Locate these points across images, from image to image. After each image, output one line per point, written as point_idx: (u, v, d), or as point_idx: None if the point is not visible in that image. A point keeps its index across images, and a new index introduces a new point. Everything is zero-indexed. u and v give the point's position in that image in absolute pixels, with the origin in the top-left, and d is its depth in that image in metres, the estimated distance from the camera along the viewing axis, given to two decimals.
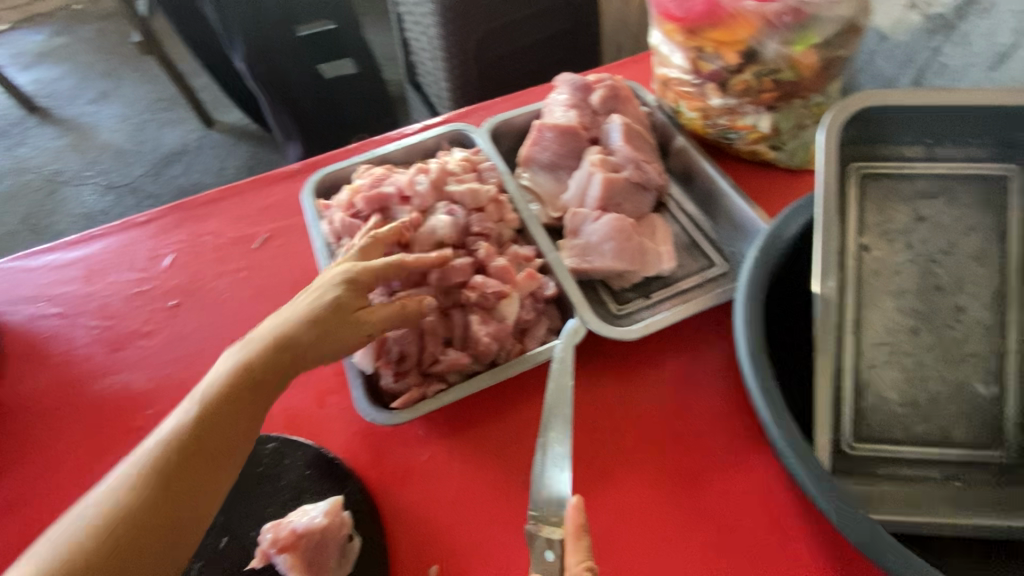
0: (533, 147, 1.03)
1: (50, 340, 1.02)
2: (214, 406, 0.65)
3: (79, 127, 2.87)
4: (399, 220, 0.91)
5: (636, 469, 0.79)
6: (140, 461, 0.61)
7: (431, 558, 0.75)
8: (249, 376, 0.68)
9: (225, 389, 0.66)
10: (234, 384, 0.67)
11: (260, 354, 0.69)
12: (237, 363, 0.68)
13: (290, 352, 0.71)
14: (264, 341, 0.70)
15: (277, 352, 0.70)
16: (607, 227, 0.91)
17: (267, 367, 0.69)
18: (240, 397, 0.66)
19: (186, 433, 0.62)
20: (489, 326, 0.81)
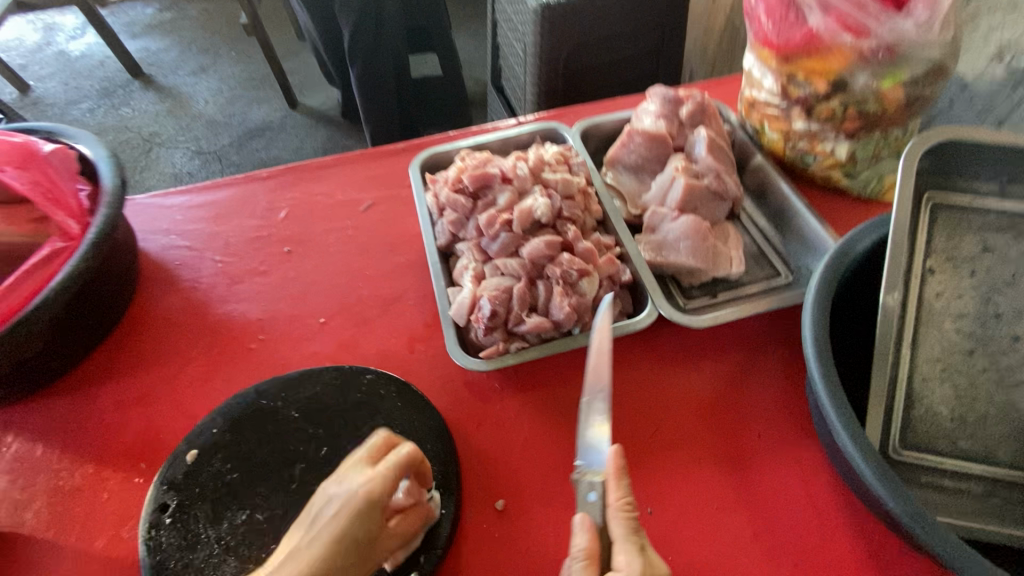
0: (621, 149, 1.13)
1: (179, 267, 1.17)
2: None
3: (177, 95, 3.14)
4: (498, 200, 1.02)
5: (690, 445, 0.87)
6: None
7: (499, 492, 0.85)
8: (338, 565, 0.65)
9: (321, 569, 0.64)
10: (329, 567, 0.64)
11: (348, 542, 0.65)
12: (329, 539, 0.65)
13: (371, 546, 0.68)
14: (348, 531, 0.65)
15: (360, 547, 0.67)
16: (684, 226, 1.00)
17: (348, 567, 0.66)
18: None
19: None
20: (571, 299, 0.90)
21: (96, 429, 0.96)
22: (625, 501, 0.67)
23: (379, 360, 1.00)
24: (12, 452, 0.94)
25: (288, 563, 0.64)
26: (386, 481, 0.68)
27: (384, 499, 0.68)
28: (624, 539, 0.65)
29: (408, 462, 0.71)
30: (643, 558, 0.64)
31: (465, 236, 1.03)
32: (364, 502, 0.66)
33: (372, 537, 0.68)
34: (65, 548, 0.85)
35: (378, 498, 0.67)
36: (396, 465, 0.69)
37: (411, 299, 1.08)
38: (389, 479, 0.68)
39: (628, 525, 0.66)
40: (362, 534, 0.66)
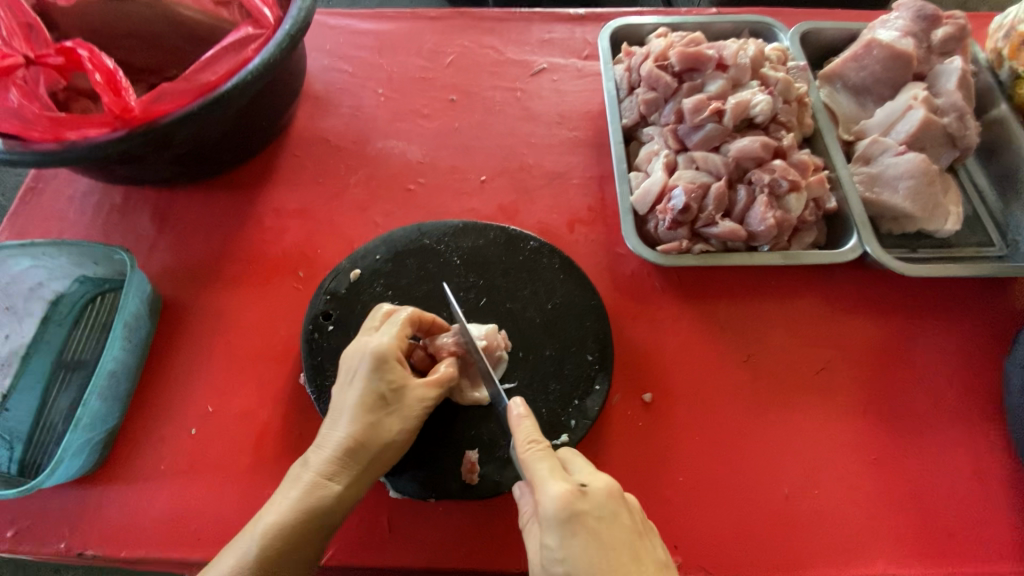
0: (849, 63, 0.98)
1: (340, 91, 1.12)
2: (352, 451, 0.65)
3: None
4: (708, 87, 0.91)
5: (858, 391, 0.82)
6: (312, 464, 0.65)
7: (648, 386, 0.82)
8: (373, 420, 0.66)
9: (353, 422, 0.66)
10: (361, 422, 0.66)
11: (367, 397, 0.67)
12: (355, 398, 0.67)
13: (403, 400, 0.69)
14: (367, 387, 0.67)
15: (387, 401, 0.68)
16: (911, 164, 0.88)
17: (389, 420, 0.68)
18: (367, 450, 0.66)
19: (335, 464, 0.65)
20: (775, 212, 0.82)
21: (255, 231, 0.97)
22: (527, 436, 0.62)
23: (539, 231, 0.96)
24: (176, 233, 0.97)
25: (335, 422, 0.67)
26: (396, 340, 0.69)
27: (396, 356, 0.68)
28: (541, 469, 0.60)
29: (407, 323, 0.71)
30: (568, 481, 0.58)
31: (656, 120, 0.93)
32: (372, 361, 0.67)
33: (401, 393, 0.68)
34: (225, 330, 0.89)
35: (387, 356, 0.68)
36: (403, 324, 0.70)
37: (577, 177, 1.01)
38: (396, 337, 0.69)
39: (544, 452, 0.61)
40: (385, 390, 0.67)
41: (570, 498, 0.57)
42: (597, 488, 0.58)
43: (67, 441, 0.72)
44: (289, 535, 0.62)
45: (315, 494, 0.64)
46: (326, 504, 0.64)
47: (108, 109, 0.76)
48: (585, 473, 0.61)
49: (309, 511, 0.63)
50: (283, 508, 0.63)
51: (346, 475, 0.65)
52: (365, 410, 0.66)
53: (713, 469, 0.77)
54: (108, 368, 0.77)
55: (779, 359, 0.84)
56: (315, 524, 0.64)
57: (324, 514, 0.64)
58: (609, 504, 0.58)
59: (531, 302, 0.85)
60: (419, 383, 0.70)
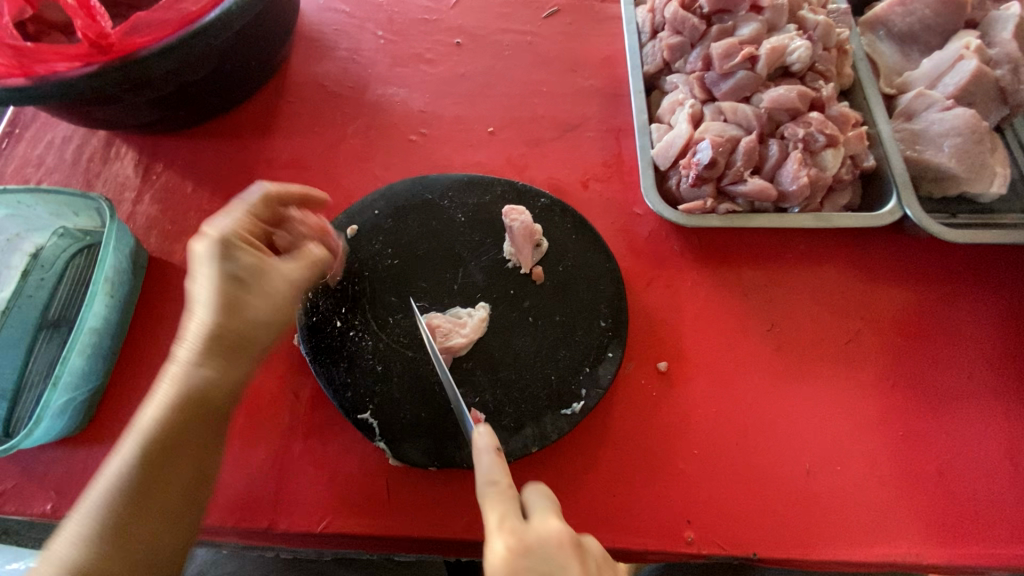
0: (895, 7, 0.90)
1: (336, 33, 1.04)
2: (218, 340, 0.55)
3: None
4: (739, 30, 0.83)
5: (886, 365, 0.77)
6: (165, 394, 0.54)
7: (662, 353, 0.78)
8: (227, 306, 0.55)
9: (212, 304, 0.55)
10: (218, 312, 0.55)
11: (217, 275, 0.55)
12: (200, 286, 0.55)
13: (262, 275, 0.57)
14: (212, 270, 0.55)
15: (243, 283, 0.56)
16: (959, 119, 0.81)
17: (243, 305, 0.56)
18: (233, 336, 0.55)
19: (178, 383, 0.54)
20: (810, 170, 0.76)
21: (246, 182, 0.90)
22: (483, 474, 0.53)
23: (550, 187, 0.90)
24: (162, 182, 0.91)
25: (193, 310, 0.56)
26: (240, 225, 0.59)
27: (241, 235, 0.58)
28: (490, 516, 0.52)
29: (311, 263, 0.62)
30: (514, 536, 0.51)
31: (681, 67, 0.85)
32: (218, 241, 0.56)
33: (259, 272, 0.57)
34: None
35: (231, 233, 0.57)
36: (252, 207, 0.61)
37: (592, 129, 0.94)
38: (239, 218, 0.59)
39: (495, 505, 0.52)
40: (238, 268, 0.56)
41: (514, 557, 0.49)
42: (546, 534, 0.51)
43: (47, 401, 0.68)
44: (172, 415, 0.53)
45: (182, 393, 0.54)
46: (158, 426, 0.52)
47: (83, 36, 0.67)
48: (539, 519, 0.52)
49: (153, 437, 0.52)
50: (161, 411, 0.53)
51: (191, 390, 0.54)
52: (220, 301, 0.55)
53: (730, 442, 0.73)
54: (89, 323, 0.72)
55: (804, 331, 0.79)
56: (187, 420, 0.53)
57: (163, 453, 0.52)
58: (563, 561, 0.50)
59: (542, 263, 0.79)
60: (291, 271, 0.60)
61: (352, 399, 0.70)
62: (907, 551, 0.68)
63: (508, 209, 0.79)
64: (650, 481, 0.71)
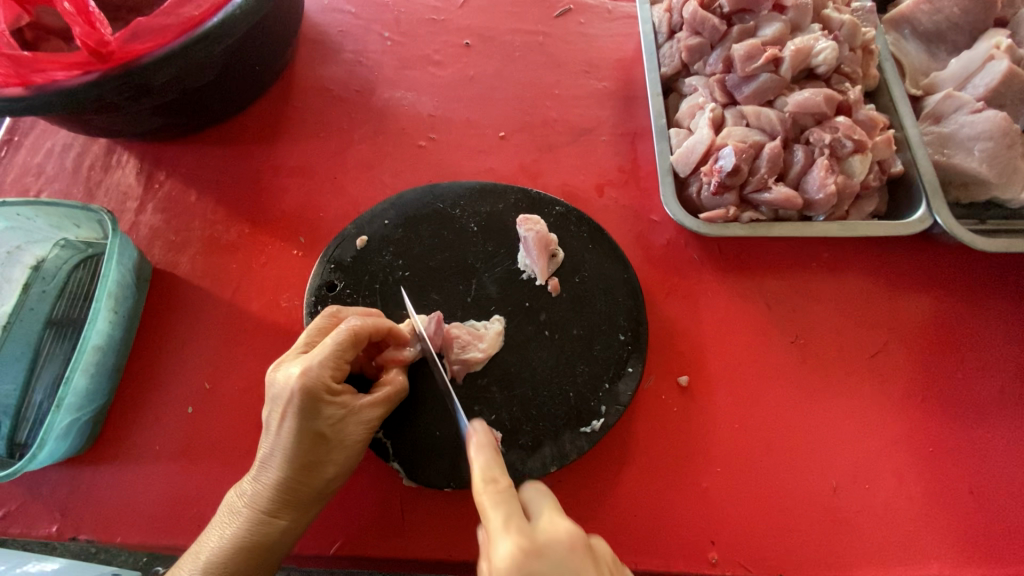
0: (922, 5, 0.87)
1: (341, 35, 1.01)
2: (291, 492, 0.58)
3: None
4: (761, 31, 0.79)
5: (915, 378, 0.74)
6: (248, 502, 0.58)
7: (682, 366, 0.75)
8: (303, 469, 0.58)
9: (289, 462, 0.57)
10: (289, 480, 0.58)
11: (300, 441, 0.57)
12: (288, 435, 0.57)
13: (345, 432, 0.59)
14: (299, 429, 0.57)
15: (327, 439, 0.58)
16: (991, 122, 0.78)
17: (327, 459, 0.59)
18: (302, 492, 0.58)
19: (268, 502, 0.58)
20: (837, 178, 0.73)
21: (251, 191, 0.88)
22: (486, 473, 0.50)
23: (563, 194, 0.87)
24: (165, 191, 0.88)
25: (271, 454, 0.58)
26: (330, 368, 0.58)
27: (330, 385, 0.58)
28: (495, 518, 0.48)
29: (350, 342, 0.59)
30: (523, 537, 0.46)
31: (700, 70, 0.82)
32: (306, 396, 0.56)
33: (339, 424, 0.59)
34: (221, 299, 0.81)
35: (320, 388, 0.57)
36: (341, 344, 0.58)
37: (606, 133, 0.91)
38: (330, 364, 0.58)
39: (497, 496, 0.49)
40: (321, 428, 0.57)
41: (522, 556, 0.45)
42: (557, 536, 0.47)
43: (50, 423, 0.66)
44: (241, 557, 0.56)
45: (247, 544, 0.57)
46: (256, 550, 0.57)
47: (81, 43, 0.64)
48: (546, 519, 0.48)
49: (240, 554, 0.56)
50: (235, 534, 0.57)
51: (282, 517, 0.58)
52: (297, 466, 0.57)
53: (754, 460, 0.71)
54: (93, 341, 0.70)
55: (829, 343, 0.76)
56: (256, 564, 0.57)
57: (250, 568, 0.57)
58: (576, 565, 0.46)
59: (558, 274, 0.77)
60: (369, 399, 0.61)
61: None
62: (937, 573, 0.66)
63: (524, 219, 0.77)
64: (672, 500, 0.69)
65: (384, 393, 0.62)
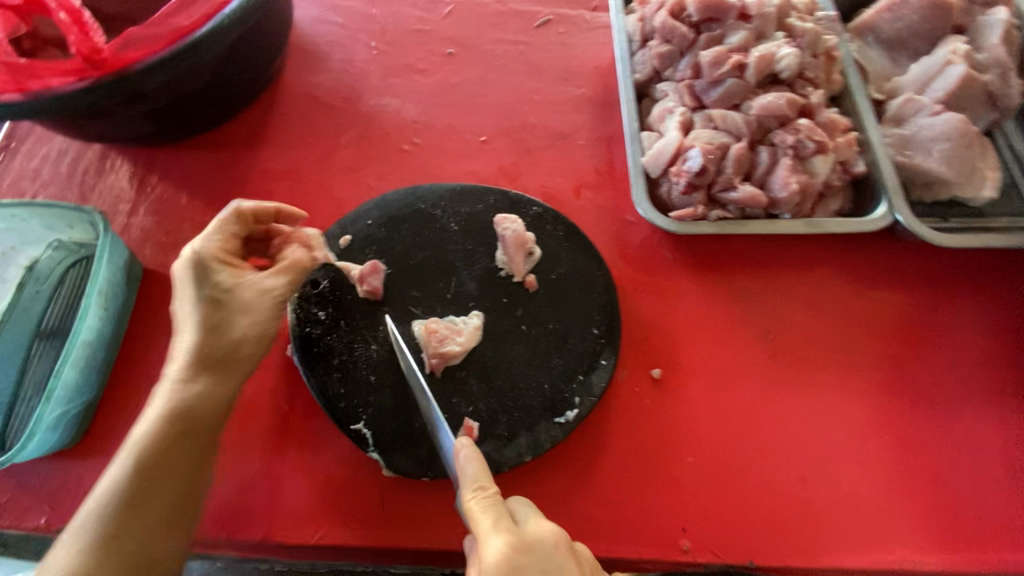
0: (883, 13, 0.91)
1: (329, 45, 1.05)
2: (195, 356, 0.61)
3: None
4: (727, 39, 0.83)
5: (879, 370, 0.77)
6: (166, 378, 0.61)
7: (654, 359, 0.78)
8: (204, 332, 0.61)
9: (188, 327, 0.61)
10: (197, 347, 0.61)
11: (192, 301, 0.61)
12: (182, 301, 0.61)
13: (233, 292, 0.63)
14: (186, 291, 0.61)
15: (217, 299, 0.62)
16: (948, 124, 0.81)
17: (207, 316, 0.61)
18: (207, 355, 0.61)
19: (180, 372, 0.60)
20: (800, 177, 0.76)
21: (239, 193, 0.91)
22: (473, 482, 0.56)
23: (542, 196, 0.90)
24: (156, 195, 0.91)
25: (182, 330, 0.62)
26: (219, 242, 0.64)
27: (211, 254, 0.63)
28: (485, 521, 0.55)
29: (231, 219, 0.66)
30: (510, 532, 0.54)
31: (671, 75, 0.86)
32: (188, 262, 0.61)
33: (235, 289, 0.63)
34: None
35: (207, 257, 0.62)
36: (223, 220, 0.65)
37: (584, 138, 0.94)
38: (215, 240, 0.64)
39: (485, 502, 0.55)
40: (216, 292, 0.62)
41: (511, 549, 0.52)
42: (541, 535, 0.54)
43: (40, 415, 0.68)
44: (168, 422, 0.58)
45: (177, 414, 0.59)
46: (175, 417, 0.58)
47: (76, 51, 0.68)
48: (529, 521, 0.56)
49: (165, 424, 0.58)
50: (161, 408, 0.58)
51: (188, 377, 0.60)
52: (192, 325, 0.61)
53: (723, 449, 0.73)
54: (82, 337, 0.73)
55: (797, 337, 0.79)
56: (179, 433, 0.58)
57: (176, 438, 0.58)
58: (555, 556, 0.53)
59: (534, 271, 0.80)
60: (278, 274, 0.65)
61: (346, 409, 0.71)
62: (900, 558, 0.68)
63: (502, 219, 0.80)
64: (643, 488, 0.71)
65: (284, 264, 0.66)
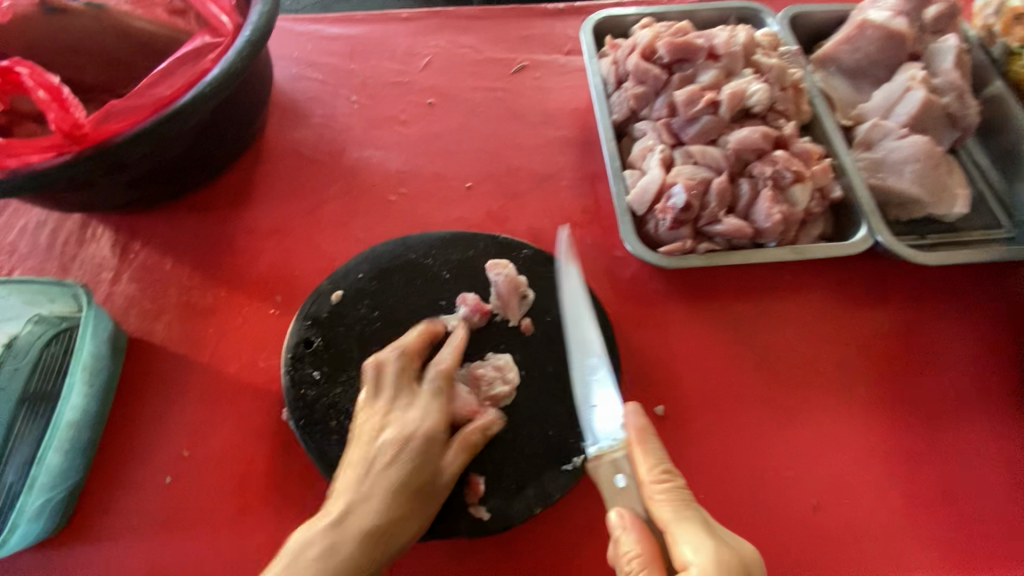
0: (841, 45, 0.95)
1: (311, 100, 1.06)
2: (345, 517, 0.60)
3: None
4: (698, 78, 0.86)
5: (878, 390, 0.78)
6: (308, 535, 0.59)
7: (657, 395, 0.77)
8: (371, 489, 0.62)
9: (361, 487, 0.62)
10: (348, 500, 0.61)
11: (368, 440, 0.66)
12: (378, 438, 0.66)
13: (390, 441, 0.65)
14: (370, 415, 0.68)
15: (391, 450, 0.65)
16: (915, 147, 0.84)
17: (381, 472, 0.63)
18: (372, 528, 0.60)
19: (332, 540, 0.58)
20: (781, 207, 0.78)
21: (226, 253, 0.90)
22: (657, 465, 0.61)
23: (531, 237, 0.91)
24: (140, 261, 0.90)
25: (346, 488, 0.63)
26: (403, 368, 0.70)
27: (406, 378, 0.70)
28: (667, 511, 0.58)
29: (417, 348, 0.72)
30: (715, 540, 0.56)
31: (648, 114, 0.88)
32: (372, 378, 0.70)
33: (393, 429, 0.66)
34: (198, 363, 0.82)
35: (395, 376, 0.70)
36: (411, 343, 0.72)
37: (567, 178, 0.96)
38: (406, 361, 0.71)
39: (675, 499, 0.59)
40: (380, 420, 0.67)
41: (720, 560, 0.54)
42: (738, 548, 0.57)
43: (21, 506, 0.65)
44: None
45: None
46: None
47: (57, 127, 0.68)
48: (730, 537, 0.58)
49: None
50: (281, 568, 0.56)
51: (329, 543, 0.58)
52: (358, 485, 0.62)
53: (734, 483, 0.72)
54: (66, 418, 0.70)
55: (794, 362, 0.80)
56: None
57: None
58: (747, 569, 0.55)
59: (530, 314, 0.79)
60: (424, 433, 0.66)
61: None
62: None
63: (492, 265, 0.80)
64: None
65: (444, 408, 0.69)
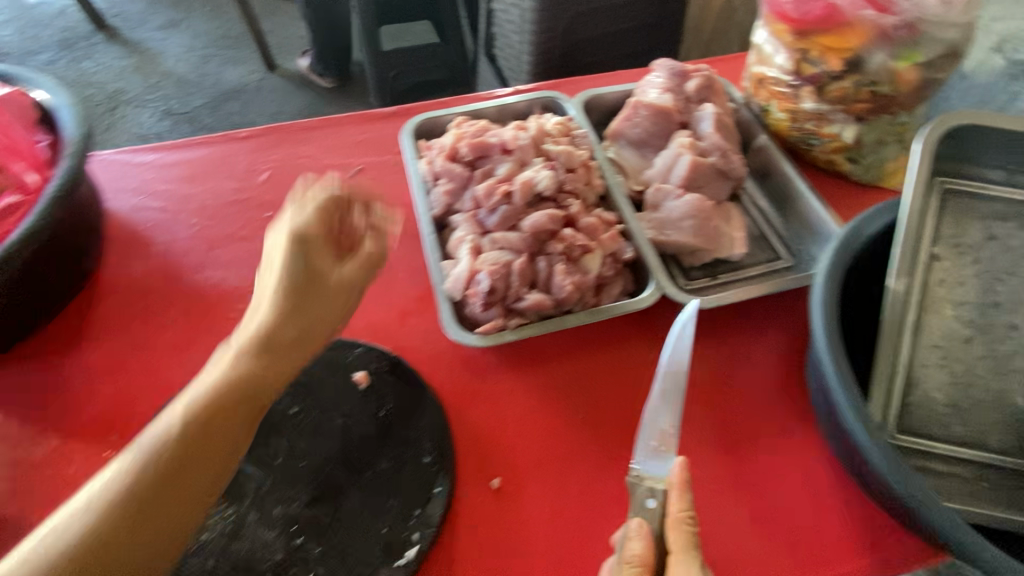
0: (624, 123, 1.10)
1: (150, 229, 1.09)
2: (259, 348, 0.65)
3: (137, 45, 2.80)
4: (496, 171, 0.98)
5: (689, 428, 0.86)
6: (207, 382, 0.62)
7: (493, 469, 0.82)
8: (278, 325, 0.67)
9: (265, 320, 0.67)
10: (266, 332, 0.66)
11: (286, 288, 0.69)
12: (283, 275, 0.69)
13: (313, 285, 0.70)
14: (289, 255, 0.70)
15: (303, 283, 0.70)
16: (688, 205, 0.97)
17: (291, 316, 0.68)
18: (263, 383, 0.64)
19: (228, 380, 0.62)
20: (573, 278, 0.88)
21: (60, 399, 0.89)
22: (685, 507, 0.67)
23: (369, 332, 0.95)
24: None
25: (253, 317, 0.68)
26: (318, 221, 0.74)
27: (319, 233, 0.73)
28: (683, 549, 0.65)
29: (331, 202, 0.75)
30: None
31: (460, 206, 0.98)
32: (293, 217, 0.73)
33: (321, 277, 0.71)
34: (27, 522, 0.79)
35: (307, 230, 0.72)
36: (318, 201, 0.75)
37: (402, 270, 1.03)
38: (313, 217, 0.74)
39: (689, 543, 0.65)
40: (303, 271, 0.70)
41: None
42: None
43: None
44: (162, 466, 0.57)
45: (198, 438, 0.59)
46: (202, 436, 0.59)
47: None
48: None
49: (180, 446, 0.58)
50: (175, 426, 0.58)
51: (229, 387, 0.62)
52: (270, 315, 0.67)
53: (566, 543, 0.77)
54: None
55: (615, 414, 0.87)
56: (184, 456, 0.58)
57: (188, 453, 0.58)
58: None
59: (363, 413, 0.83)
60: (278, 285, 0.69)
61: None
62: None
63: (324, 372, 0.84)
64: None
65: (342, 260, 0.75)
